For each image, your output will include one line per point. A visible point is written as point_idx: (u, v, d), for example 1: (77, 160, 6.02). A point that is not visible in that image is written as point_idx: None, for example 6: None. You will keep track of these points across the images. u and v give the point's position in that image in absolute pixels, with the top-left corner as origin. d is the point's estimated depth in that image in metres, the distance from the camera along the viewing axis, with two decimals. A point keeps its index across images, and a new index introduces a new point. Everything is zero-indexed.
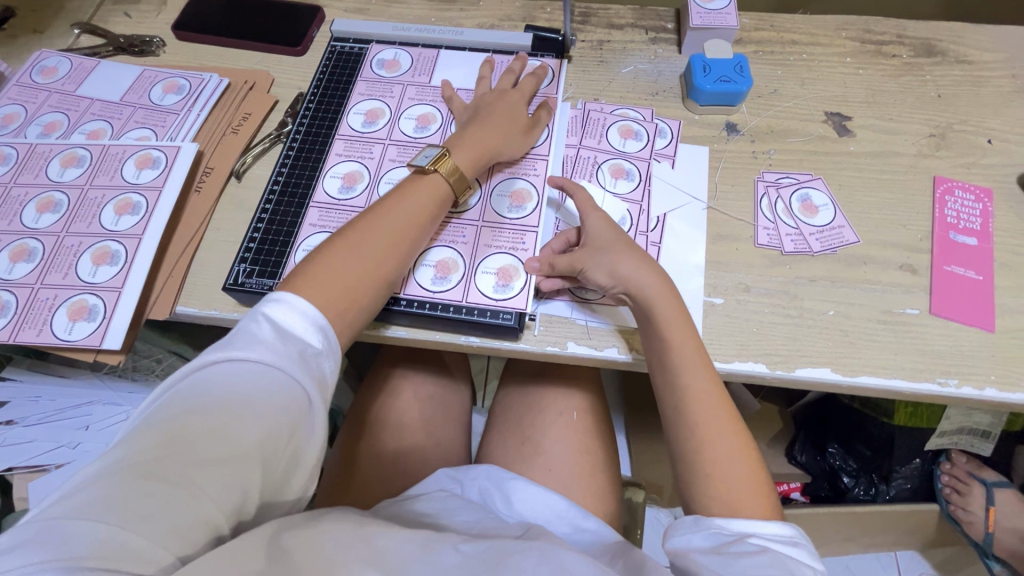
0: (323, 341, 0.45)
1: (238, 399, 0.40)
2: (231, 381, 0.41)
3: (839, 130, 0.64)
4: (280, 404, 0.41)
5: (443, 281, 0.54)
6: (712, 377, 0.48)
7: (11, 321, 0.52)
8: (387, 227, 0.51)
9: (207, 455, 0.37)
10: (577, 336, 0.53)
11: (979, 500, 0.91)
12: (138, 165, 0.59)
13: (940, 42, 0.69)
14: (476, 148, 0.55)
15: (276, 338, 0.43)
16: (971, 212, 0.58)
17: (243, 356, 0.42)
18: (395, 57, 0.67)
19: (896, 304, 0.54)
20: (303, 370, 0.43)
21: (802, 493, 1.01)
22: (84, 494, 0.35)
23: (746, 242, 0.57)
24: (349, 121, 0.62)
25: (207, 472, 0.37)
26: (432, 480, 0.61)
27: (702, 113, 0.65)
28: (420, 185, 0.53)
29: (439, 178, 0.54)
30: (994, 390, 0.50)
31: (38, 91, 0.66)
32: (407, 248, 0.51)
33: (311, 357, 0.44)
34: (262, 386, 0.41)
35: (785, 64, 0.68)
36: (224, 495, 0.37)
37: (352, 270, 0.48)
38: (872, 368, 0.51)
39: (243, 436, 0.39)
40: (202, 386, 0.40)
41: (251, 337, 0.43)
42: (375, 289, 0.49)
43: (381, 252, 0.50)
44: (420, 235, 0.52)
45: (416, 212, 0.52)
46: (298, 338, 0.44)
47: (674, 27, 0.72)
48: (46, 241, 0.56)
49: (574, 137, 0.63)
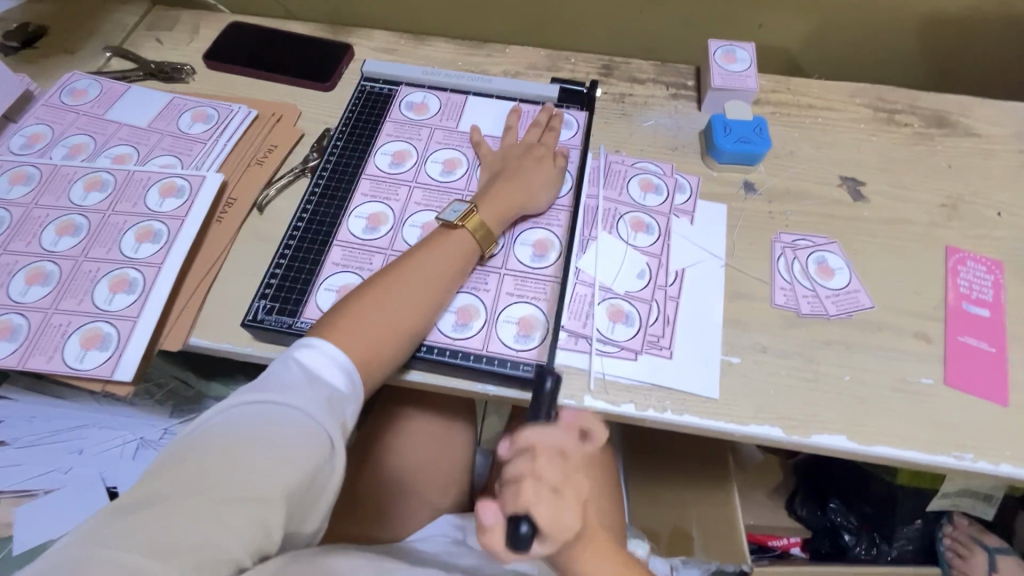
0: (349, 384, 0.46)
1: (263, 437, 0.39)
2: (258, 419, 0.40)
3: (854, 195, 0.65)
4: (304, 443, 0.40)
5: (463, 328, 0.54)
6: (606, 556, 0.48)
7: (21, 346, 0.51)
8: (414, 278, 0.51)
9: (232, 491, 0.37)
10: (593, 390, 0.53)
11: (981, 567, 0.89)
12: (162, 193, 0.59)
13: (950, 114, 0.71)
14: (502, 203, 0.57)
15: (305, 380, 0.43)
16: (983, 283, 0.59)
17: (270, 396, 0.41)
18: (424, 100, 0.68)
19: (910, 371, 0.54)
20: (328, 411, 0.43)
21: (802, 549, 0.97)
22: (109, 527, 0.34)
23: (763, 302, 0.58)
24: (376, 160, 0.63)
25: (232, 509, 0.36)
26: (435, 524, 0.62)
27: (721, 170, 0.66)
28: (447, 238, 0.54)
29: (465, 233, 0.55)
30: (1009, 466, 0.50)
31: (66, 112, 0.66)
32: (434, 298, 0.52)
33: (338, 399, 0.44)
34: (287, 426, 0.40)
35: (801, 126, 0.70)
36: (247, 532, 0.36)
37: (378, 320, 0.49)
38: (886, 437, 0.51)
39: (268, 474, 0.38)
40: (227, 425, 0.40)
41: (279, 380, 0.43)
42: (400, 339, 0.49)
43: (407, 303, 0.50)
44: (447, 287, 0.53)
45: (444, 263, 0.53)
46: (325, 380, 0.44)
47: (693, 85, 0.74)
48: (63, 265, 0.55)
49: (595, 187, 0.63)
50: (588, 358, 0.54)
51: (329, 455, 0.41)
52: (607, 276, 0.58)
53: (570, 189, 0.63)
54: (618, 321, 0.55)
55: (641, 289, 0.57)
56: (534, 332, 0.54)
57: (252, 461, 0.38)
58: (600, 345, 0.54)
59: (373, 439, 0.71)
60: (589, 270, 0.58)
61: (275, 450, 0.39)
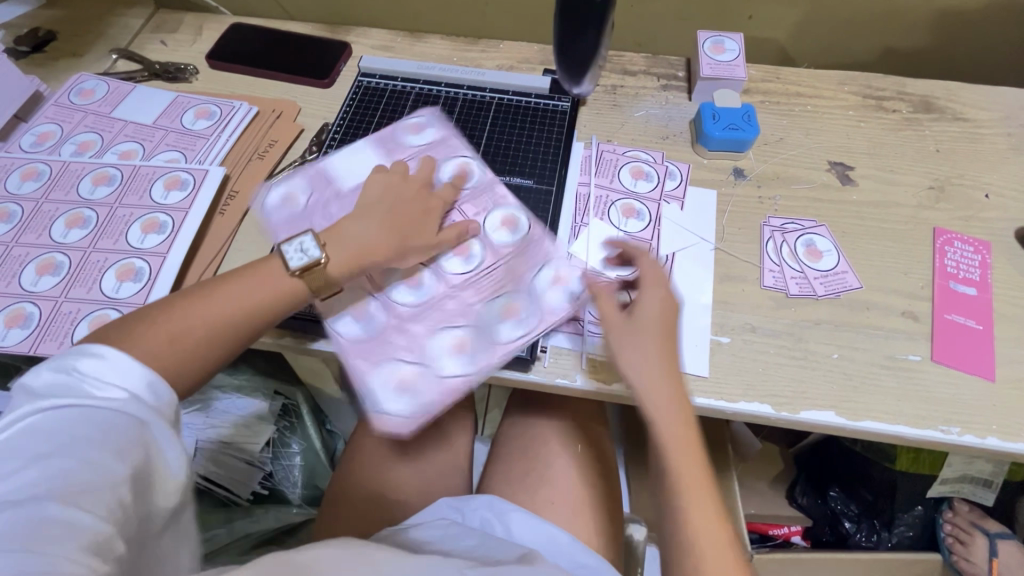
0: (153, 385, 0.42)
1: (62, 448, 0.37)
2: (51, 440, 0.37)
3: (842, 179, 0.66)
4: (114, 447, 0.38)
5: (367, 347, 0.54)
6: (685, 418, 0.47)
7: (32, 333, 0.53)
8: (222, 303, 0.48)
9: (46, 513, 0.34)
10: (586, 369, 0.54)
11: (982, 552, 0.90)
12: (167, 186, 0.61)
13: (938, 100, 0.72)
14: (357, 248, 0.53)
15: (94, 385, 0.40)
16: (970, 263, 0.60)
17: (60, 408, 0.39)
18: (382, 117, 0.67)
19: (898, 349, 0.55)
20: (135, 403, 0.40)
21: (802, 537, 0.99)
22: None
23: (752, 284, 0.59)
24: (364, 145, 0.65)
25: (53, 527, 0.34)
26: (434, 508, 0.63)
27: (711, 157, 0.67)
28: (269, 266, 0.50)
29: (299, 282, 0.50)
30: (996, 440, 0.51)
31: (75, 111, 0.69)
32: (238, 328, 0.48)
33: (145, 391, 0.41)
34: (85, 433, 0.38)
35: (790, 114, 0.71)
36: (77, 544, 0.34)
37: (162, 344, 0.44)
38: (874, 413, 0.52)
39: (84, 484, 0.36)
40: (15, 451, 0.36)
41: (62, 391, 0.39)
42: (186, 373, 0.45)
43: (207, 331, 0.46)
44: (259, 321, 0.49)
45: (264, 292, 0.49)
46: (119, 384, 0.41)
47: (684, 76, 0.75)
48: (72, 256, 0.57)
49: (587, 175, 0.65)
50: (580, 340, 0.56)
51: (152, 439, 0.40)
52: (542, 280, 0.57)
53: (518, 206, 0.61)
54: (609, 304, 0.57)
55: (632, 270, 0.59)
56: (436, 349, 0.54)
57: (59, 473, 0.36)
58: (509, 351, 0.53)
59: (374, 426, 0.73)
60: (582, 255, 0.59)
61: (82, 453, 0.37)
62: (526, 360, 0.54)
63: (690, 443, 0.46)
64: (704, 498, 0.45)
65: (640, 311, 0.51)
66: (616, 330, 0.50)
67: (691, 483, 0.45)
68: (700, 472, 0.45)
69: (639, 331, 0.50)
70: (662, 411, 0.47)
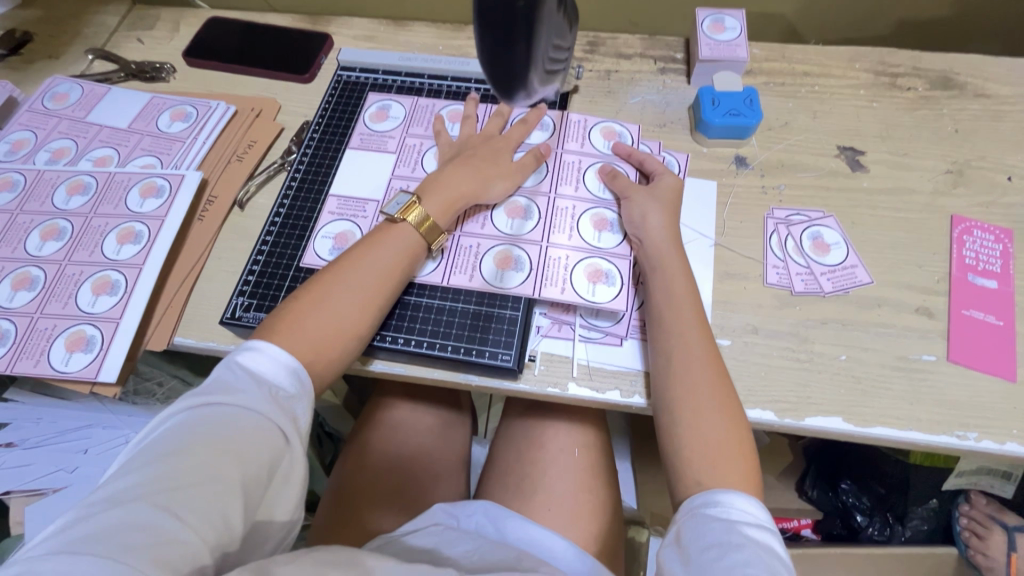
0: (297, 384, 0.45)
1: (215, 439, 0.40)
2: (206, 430, 0.40)
3: (852, 165, 0.62)
4: (255, 440, 0.41)
5: (447, 270, 0.55)
6: (709, 351, 0.48)
7: (9, 351, 0.52)
8: (361, 275, 0.50)
9: (194, 490, 0.38)
10: (577, 377, 0.52)
11: (1001, 547, 0.86)
12: (142, 194, 0.59)
13: (958, 75, 0.67)
14: (450, 195, 0.55)
15: (249, 383, 0.43)
16: (991, 253, 0.56)
17: (218, 400, 0.42)
18: (383, 109, 0.65)
19: (911, 349, 0.52)
20: (278, 409, 0.43)
21: (812, 530, 0.96)
22: (77, 531, 0.35)
23: (754, 281, 0.56)
24: (364, 120, 0.64)
25: (191, 506, 0.37)
26: (429, 513, 0.60)
27: (711, 145, 0.64)
28: (390, 233, 0.53)
29: (409, 228, 0.53)
30: (1016, 445, 0.48)
31: (49, 117, 0.66)
32: (380, 295, 0.50)
33: (285, 398, 0.44)
34: (235, 429, 0.41)
35: (796, 96, 0.67)
36: (203, 531, 0.37)
37: (319, 322, 0.47)
38: (885, 418, 0.49)
39: (226, 469, 0.39)
40: (183, 430, 0.40)
41: (225, 384, 0.43)
42: (343, 341, 0.48)
43: (350, 301, 0.49)
44: (397, 282, 0.51)
45: (393, 258, 0.51)
46: (270, 380, 0.44)
47: (682, 58, 0.71)
48: (48, 269, 0.56)
49: (566, 156, 0.61)
50: (571, 344, 0.53)
51: (286, 451, 0.43)
52: (594, 190, 0.59)
53: (554, 134, 0.63)
54: (598, 281, 0.53)
55: (618, 245, 0.56)
56: (519, 266, 0.55)
57: (207, 464, 0.39)
58: (588, 253, 0.55)
59: (369, 431, 0.72)
60: (592, 186, 0.59)
61: (229, 449, 0.40)
62: (623, 238, 0.56)
63: (712, 350, 0.48)
64: (723, 419, 0.45)
65: (655, 180, 0.57)
66: (634, 213, 0.55)
67: (702, 391, 0.46)
68: (714, 394, 0.46)
69: (648, 193, 0.56)
70: (677, 323, 0.49)
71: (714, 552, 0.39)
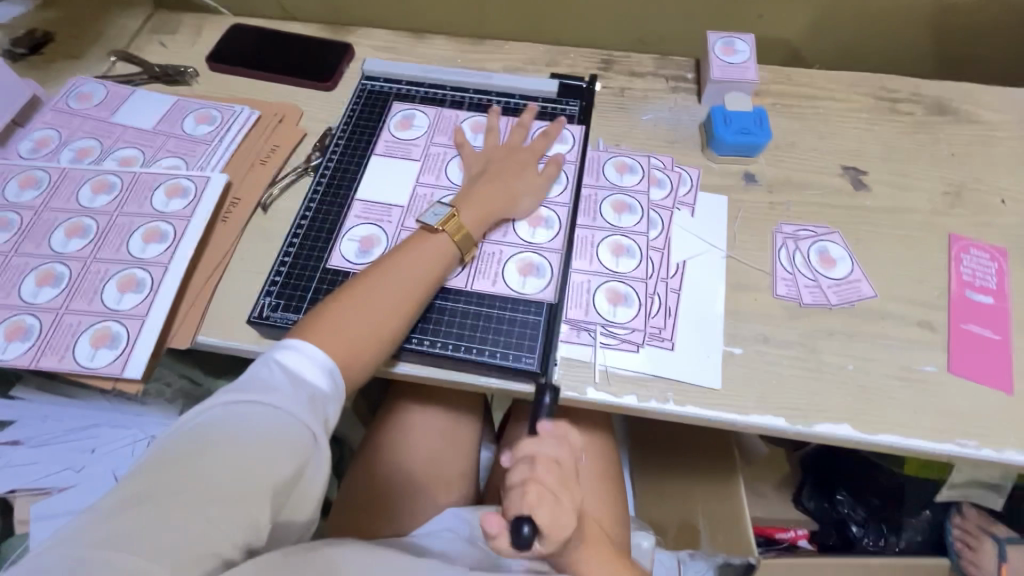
0: (332, 385, 0.46)
1: (248, 439, 0.40)
2: (240, 429, 0.41)
3: (855, 184, 0.65)
4: (286, 442, 0.41)
5: (471, 276, 0.57)
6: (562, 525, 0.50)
7: (33, 346, 0.52)
8: (396, 281, 0.51)
9: (225, 490, 0.38)
10: (596, 382, 0.53)
11: (990, 557, 0.89)
12: (168, 194, 0.60)
13: (952, 102, 0.71)
14: (482, 208, 0.57)
15: (286, 382, 0.44)
16: (986, 271, 0.59)
17: (254, 397, 0.42)
18: (407, 117, 0.67)
19: (914, 360, 0.54)
20: (311, 411, 0.43)
21: (809, 541, 0.96)
22: (110, 524, 0.36)
23: (764, 292, 0.58)
24: (389, 128, 0.66)
25: (221, 507, 0.38)
26: (442, 519, 0.63)
27: (721, 162, 0.66)
28: (425, 243, 0.54)
29: (446, 238, 0.55)
30: (1013, 453, 0.50)
31: (73, 116, 0.67)
32: (412, 300, 0.52)
33: (320, 401, 0.44)
34: (269, 430, 0.41)
35: (802, 117, 0.70)
36: (230, 533, 0.38)
37: (355, 326, 0.49)
38: (890, 426, 0.51)
39: (257, 471, 0.39)
40: (216, 426, 0.41)
41: (262, 381, 0.43)
42: (376, 345, 0.49)
43: (386, 308, 0.50)
44: (429, 291, 0.53)
45: (425, 265, 0.53)
46: (307, 382, 0.44)
47: (693, 78, 0.74)
48: (73, 266, 0.56)
49: (596, 178, 0.64)
50: (591, 350, 0.54)
51: (315, 453, 0.43)
52: (611, 220, 0.61)
53: (574, 147, 0.65)
54: (618, 303, 0.56)
55: (635, 269, 0.58)
56: (541, 274, 0.57)
57: (239, 464, 0.39)
58: (606, 277, 0.57)
59: (382, 434, 0.72)
60: (608, 214, 0.61)
61: (261, 451, 0.40)
62: (639, 262, 0.58)
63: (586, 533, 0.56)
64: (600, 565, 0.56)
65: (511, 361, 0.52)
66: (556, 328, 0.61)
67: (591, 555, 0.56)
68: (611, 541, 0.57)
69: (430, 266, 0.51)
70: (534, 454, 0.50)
71: None
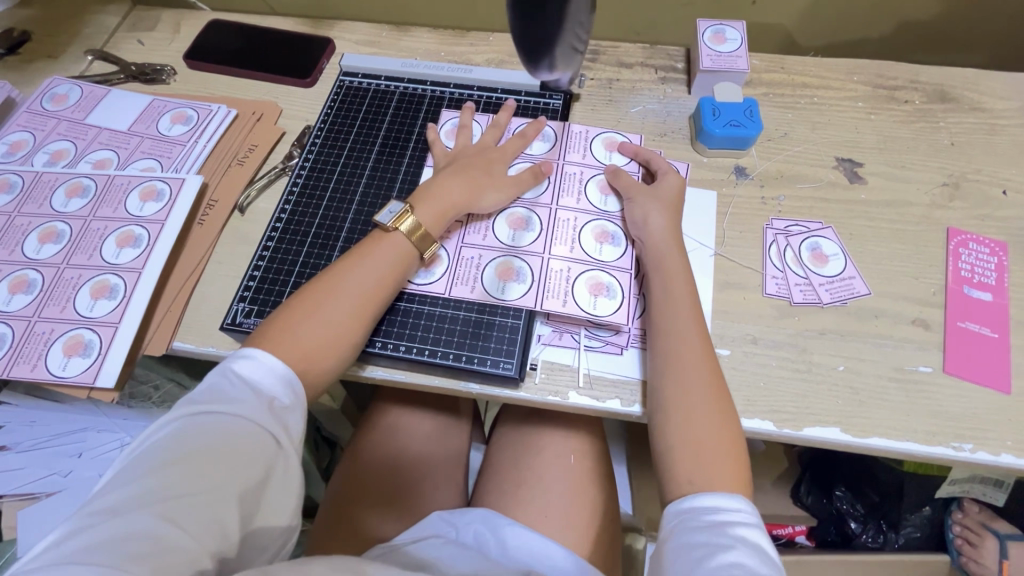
0: (292, 394, 0.45)
1: (209, 449, 0.40)
2: (200, 440, 0.40)
3: (850, 177, 0.63)
4: (248, 451, 0.40)
5: (451, 281, 0.55)
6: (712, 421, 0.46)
7: (5, 355, 0.52)
8: (351, 280, 0.50)
9: (191, 498, 0.38)
10: (578, 386, 0.52)
11: (992, 554, 0.88)
12: (142, 197, 0.59)
13: (953, 89, 0.68)
14: (440, 206, 0.55)
15: (244, 391, 0.43)
16: (986, 266, 0.57)
17: (212, 408, 0.41)
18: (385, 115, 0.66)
19: (907, 360, 0.53)
20: (271, 416, 0.43)
21: (808, 537, 0.95)
22: (77, 539, 0.35)
23: (753, 291, 0.56)
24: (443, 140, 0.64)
25: (189, 514, 0.37)
26: (427, 524, 0.61)
27: (711, 155, 0.64)
28: (381, 243, 0.53)
29: (400, 237, 0.53)
30: (1011, 456, 0.48)
31: (48, 118, 0.66)
32: (370, 300, 0.50)
33: (280, 408, 0.44)
34: (228, 438, 0.40)
35: (795, 107, 0.68)
36: (200, 540, 0.36)
37: (309, 328, 0.47)
38: (882, 429, 0.50)
39: (221, 477, 0.39)
40: (177, 439, 0.40)
41: (220, 392, 0.43)
42: (333, 348, 0.48)
43: (342, 309, 0.49)
44: (388, 290, 0.51)
45: (383, 264, 0.52)
46: (266, 389, 0.44)
47: (683, 67, 0.71)
48: (45, 272, 0.55)
49: (580, 154, 0.62)
50: (574, 354, 0.53)
51: (280, 458, 0.42)
52: (595, 202, 0.59)
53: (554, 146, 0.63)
54: (599, 294, 0.54)
55: (619, 258, 0.56)
56: (520, 278, 0.55)
57: (200, 474, 0.38)
58: (589, 265, 0.55)
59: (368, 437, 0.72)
60: (593, 198, 0.59)
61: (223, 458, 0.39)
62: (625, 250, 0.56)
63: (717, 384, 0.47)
64: (711, 422, 0.45)
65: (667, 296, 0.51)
66: (642, 188, 0.57)
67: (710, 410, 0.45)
68: (701, 353, 0.48)
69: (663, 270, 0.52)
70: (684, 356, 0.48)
71: (701, 551, 0.40)
